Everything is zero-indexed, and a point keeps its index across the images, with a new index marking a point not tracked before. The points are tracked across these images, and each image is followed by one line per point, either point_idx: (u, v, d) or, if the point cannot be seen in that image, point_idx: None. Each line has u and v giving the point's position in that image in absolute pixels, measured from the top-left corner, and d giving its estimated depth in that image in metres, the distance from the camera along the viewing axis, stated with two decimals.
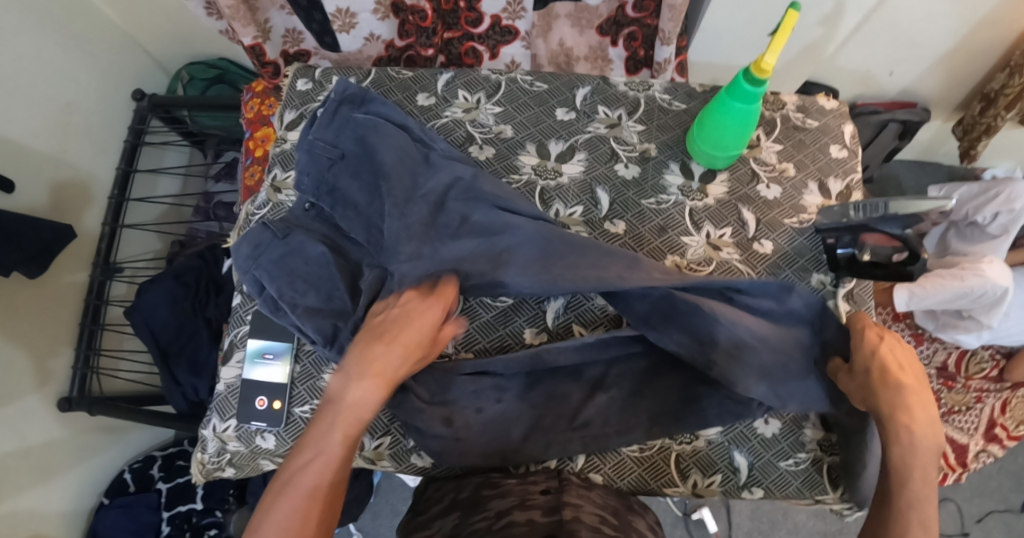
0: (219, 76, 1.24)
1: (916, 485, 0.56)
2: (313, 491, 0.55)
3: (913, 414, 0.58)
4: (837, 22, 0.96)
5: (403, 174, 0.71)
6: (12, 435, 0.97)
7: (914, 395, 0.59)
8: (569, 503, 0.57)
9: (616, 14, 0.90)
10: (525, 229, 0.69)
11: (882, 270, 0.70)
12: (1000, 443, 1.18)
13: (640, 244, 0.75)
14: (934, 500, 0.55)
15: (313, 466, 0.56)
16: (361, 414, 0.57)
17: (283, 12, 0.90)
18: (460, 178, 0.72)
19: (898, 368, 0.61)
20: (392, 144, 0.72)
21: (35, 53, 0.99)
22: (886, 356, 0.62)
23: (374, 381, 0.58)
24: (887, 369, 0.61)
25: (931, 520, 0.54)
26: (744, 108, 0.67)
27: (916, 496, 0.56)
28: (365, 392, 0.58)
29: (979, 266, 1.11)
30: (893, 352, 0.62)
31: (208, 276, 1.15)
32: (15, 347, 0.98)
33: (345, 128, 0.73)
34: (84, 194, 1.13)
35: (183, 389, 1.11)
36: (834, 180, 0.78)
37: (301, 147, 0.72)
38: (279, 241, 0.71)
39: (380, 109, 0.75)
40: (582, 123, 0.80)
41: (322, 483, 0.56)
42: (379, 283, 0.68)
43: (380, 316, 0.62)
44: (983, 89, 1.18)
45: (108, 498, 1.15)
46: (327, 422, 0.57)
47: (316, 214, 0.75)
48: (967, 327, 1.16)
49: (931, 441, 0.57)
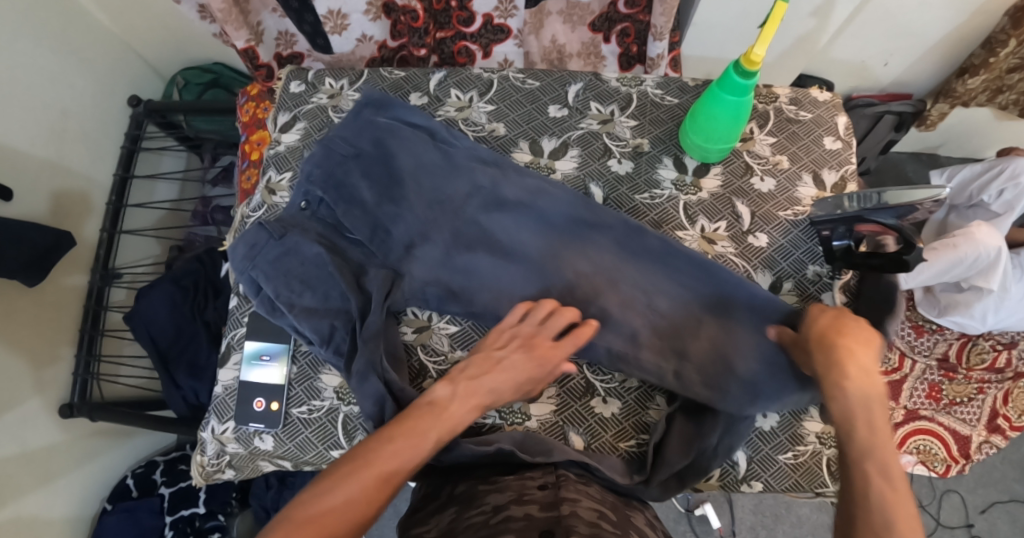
0: (213, 81, 1.25)
1: (863, 436, 0.56)
2: (385, 479, 0.57)
3: (857, 383, 0.57)
4: (830, 12, 0.96)
5: (420, 180, 0.73)
6: (13, 441, 0.97)
7: (851, 351, 0.58)
8: (566, 499, 0.57)
9: (608, 10, 0.90)
10: (532, 245, 0.73)
11: (879, 259, 0.67)
12: (1003, 433, 1.23)
13: (636, 217, 0.76)
14: (890, 448, 0.55)
15: (396, 453, 0.59)
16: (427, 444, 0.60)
17: (275, 15, 0.90)
18: (481, 186, 0.74)
19: (840, 327, 0.60)
20: (409, 149, 0.74)
21: (30, 62, 1.00)
22: (827, 320, 0.62)
23: (443, 423, 0.62)
24: (828, 330, 0.60)
25: (887, 467, 0.54)
26: (735, 100, 0.67)
27: (867, 447, 0.56)
28: (434, 433, 0.61)
29: (970, 231, 1.10)
30: (838, 316, 0.62)
31: (207, 279, 1.15)
32: (14, 353, 0.98)
33: (365, 129, 0.74)
34: (85, 202, 1.14)
35: (183, 392, 1.11)
36: (828, 172, 0.78)
37: (319, 142, 0.73)
38: (279, 238, 0.71)
39: (402, 113, 0.76)
40: (574, 119, 0.80)
41: (378, 479, 0.57)
42: (389, 283, 0.70)
43: (500, 350, 0.67)
44: (963, 66, 1.13)
45: (111, 503, 1.15)
46: (428, 420, 0.61)
47: (312, 213, 0.74)
48: (966, 301, 1.15)
49: (864, 393, 0.57)
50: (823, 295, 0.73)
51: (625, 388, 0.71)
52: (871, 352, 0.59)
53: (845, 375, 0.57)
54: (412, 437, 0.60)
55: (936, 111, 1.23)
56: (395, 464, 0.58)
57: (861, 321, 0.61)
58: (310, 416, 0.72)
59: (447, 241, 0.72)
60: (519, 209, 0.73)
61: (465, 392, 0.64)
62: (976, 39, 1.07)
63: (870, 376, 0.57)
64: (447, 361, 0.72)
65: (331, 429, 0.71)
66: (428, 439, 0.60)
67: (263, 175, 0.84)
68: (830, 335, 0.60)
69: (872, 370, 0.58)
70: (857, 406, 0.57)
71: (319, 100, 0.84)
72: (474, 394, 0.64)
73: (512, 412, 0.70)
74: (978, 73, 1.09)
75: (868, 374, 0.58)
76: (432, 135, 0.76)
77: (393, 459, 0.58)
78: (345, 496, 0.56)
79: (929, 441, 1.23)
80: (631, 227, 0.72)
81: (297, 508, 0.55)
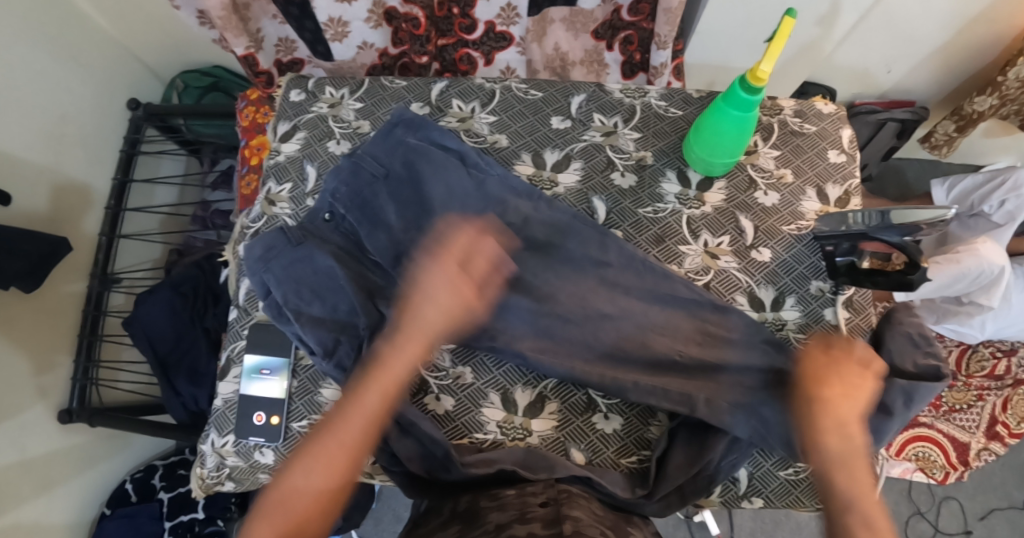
0: (214, 84, 1.24)
1: (845, 489, 0.57)
2: (336, 448, 0.58)
3: (833, 431, 0.59)
4: (834, 21, 0.94)
5: (449, 209, 0.72)
6: (13, 448, 0.97)
7: (831, 404, 0.60)
8: (569, 516, 0.56)
9: (611, 18, 0.90)
10: (534, 261, 0.71)
11: (881, 277, 0.68)
12: (1002, 441, 1.20)
13: (639, 231, 0.75)
14: (874, 504, 0.56)
15: (341, 421, 0.59)
16: (370, 403, 0.60)
17: (275, 22, 0.89)
18: (511, 223, 0.72)
19: (824, 377, 0.62)
20: (440, 177, 0.73)
21: (27, 66, 0.99)
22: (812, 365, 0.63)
23: (380, 377, 0.61)
24: (812, 379, 0.62)
25: (869, 521, 0.55)
26: (740, 115, 0.67)
27: (851, 502, 0.56)
28: (372, 391, 0.60)
29: (974, 246, 1.10)
30: (829, 364, 0.62)
31: (206, 285, 1.14)
32: (13, 361, 0.98)
33: (397, 150, 0.74)
34: (83, 205, 1.13)
35: (183, 398, 1.10)
36: (832, 186, 0.77)
37: (350, 159, 0.74)
38: (295, 245, 0.71)
39: (434, 135, 0.76)
40: (577, 131, 0.80)
41: (331, 452, 0.58)
42: None
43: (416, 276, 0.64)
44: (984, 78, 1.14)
45: (110, 509, 1.15)
46: (365, 378, 0.61)
47: (335, 226, 0.74)
48: (968, 313, 1.15)
49: (843, 449, 0.59)
50: (824, 311, 0.72)
51: (627, 404, 0.71)
52: (849, 400, 0.60)
53: (823, 424, 0.60)
54: (354, 401, 0.60)
55: (942, 130, 1.23)
56: (350, 430, 0.59)
57: (852, 369, 0.62)
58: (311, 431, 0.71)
59: None
60: (530, 227, 0.73)
61: (399, 336, 0.62)
62: (996, 56, 1.10)
63: (849, 427, 0.60)
64: (449, 377, 0.72)
65: None
66: (368, 398, 0.60)
67: (262, 185, 0.83)
68: (815, 384, 0.62)
69: (850, 421, 0.60)
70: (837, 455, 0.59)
71: (318, 110, 0.84)
72: (416, 339, 0.62)
73: (513, 427, 0.70)
74: (987, 93, 1.10)
75: (847, 425, 0.60)
76: (463, 159, 0.75)
77: (349, 428, 0.59)
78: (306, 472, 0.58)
79: (927, 447, 1.22)
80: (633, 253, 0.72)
81: (271, 488, 0.58)
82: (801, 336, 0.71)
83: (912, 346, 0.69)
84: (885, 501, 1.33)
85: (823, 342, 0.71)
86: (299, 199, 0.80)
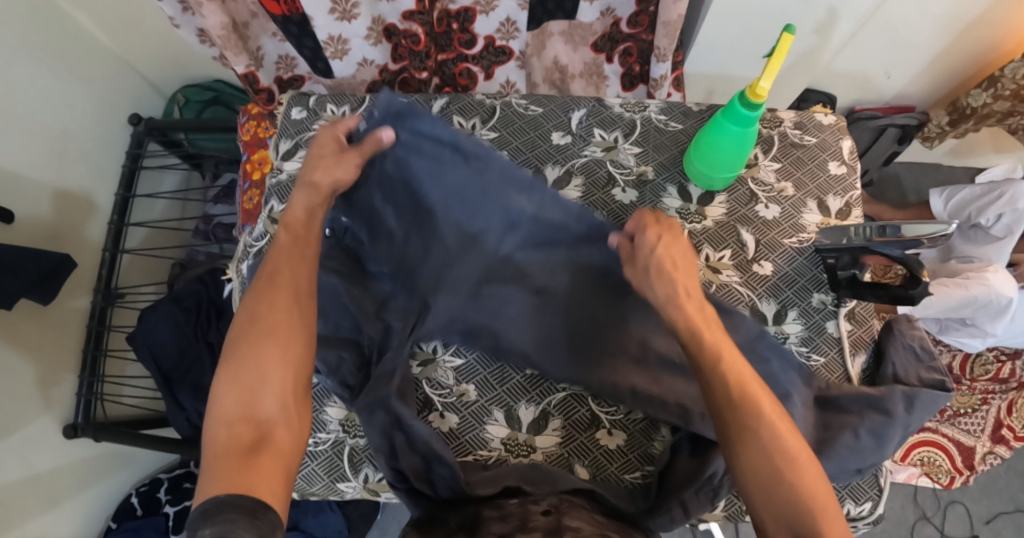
0: (215, 98, 1.24)
1: (743, 378, 0.57)
2: (272, 285, 0.61)
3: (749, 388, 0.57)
4: (832, 30, 0.92)
5: (450, 226, 0.74)
6: (19, 463, 0.97)
7: (688, 295, 0.62)
8: (569, 526, 0.55)
9: (610, 31, 0.90)
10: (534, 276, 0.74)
11: (882, 292, 0.68)
12: (1007, 444, 1.20)
13: None
14: (758, 381, 0.58)
15: (269, 264, 0.63)
16: (287, 242, 0.64)
17: (275, 39, 0.89)
18: (512, 239, 0.74)
19: (674, 263, 0.63)
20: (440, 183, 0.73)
21: (29, 82, 0.99)
22: (662, 253, 0.64)
23: (292, 220, 0.65)
24: (664, 266, 0.63)
25: (760, 400, 0.56)
26: (739, 130, 0.67)
27: (748, 391, 0.56)
28: (288, 234, 0.65)
29: (984, 275, 1.11)
30: (669, 250, 0.64)
31: (209, 300, 1.15)
32: (19, 378, 0.98)
33: None
34: (86, 218, 1.13)
35: (187, 413, 1.10)
36: (833, 198, 0.77)
37: None
38: None
39: (421, 126, 0.71)
40: (577, 146, 0.80)
41: (268, 290, 0.60)
42: (415, 318, 0.71)
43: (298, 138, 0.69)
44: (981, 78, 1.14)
45: (116, 523, 1.15)
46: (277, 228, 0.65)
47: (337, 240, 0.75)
48: (970, 332, 1.16)
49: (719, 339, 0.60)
50: (826, 324, 0.72)
51: (630, 419, 0.71)
52: (692, 275, 0.64)
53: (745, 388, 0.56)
54: (274, 248, 0.64)
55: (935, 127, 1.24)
56: (292, 275, 0.62)
57: (683, 251, 0.64)
58: (315, 449, 0.72)
59: (446, 269, 0.73)
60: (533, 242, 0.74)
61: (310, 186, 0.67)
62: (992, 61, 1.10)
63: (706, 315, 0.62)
64: (453, 395, 0.72)
65: (338, 462, 0.71)
66: (285, 239, 0.64)
67: (265, 204, 0.83)
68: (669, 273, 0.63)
69: (697, 292, 0.63)
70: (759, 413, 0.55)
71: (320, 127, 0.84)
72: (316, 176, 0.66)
73: (517, 444, 0.70)
74: (982, 89, 1.11)
75: (706, 313, 0.62)
76: (457, 150, 0.72)
77: (289, 274, 0.62)
78: (255, 323, 0.59)
79: (933, 452, 1.21)
80: None
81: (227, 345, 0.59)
82: (804, 349, 0.72)
83: (913, 357, 0.70)
84: (890, 506, 1.33)
85: (826, 355, 0.72)
86: None
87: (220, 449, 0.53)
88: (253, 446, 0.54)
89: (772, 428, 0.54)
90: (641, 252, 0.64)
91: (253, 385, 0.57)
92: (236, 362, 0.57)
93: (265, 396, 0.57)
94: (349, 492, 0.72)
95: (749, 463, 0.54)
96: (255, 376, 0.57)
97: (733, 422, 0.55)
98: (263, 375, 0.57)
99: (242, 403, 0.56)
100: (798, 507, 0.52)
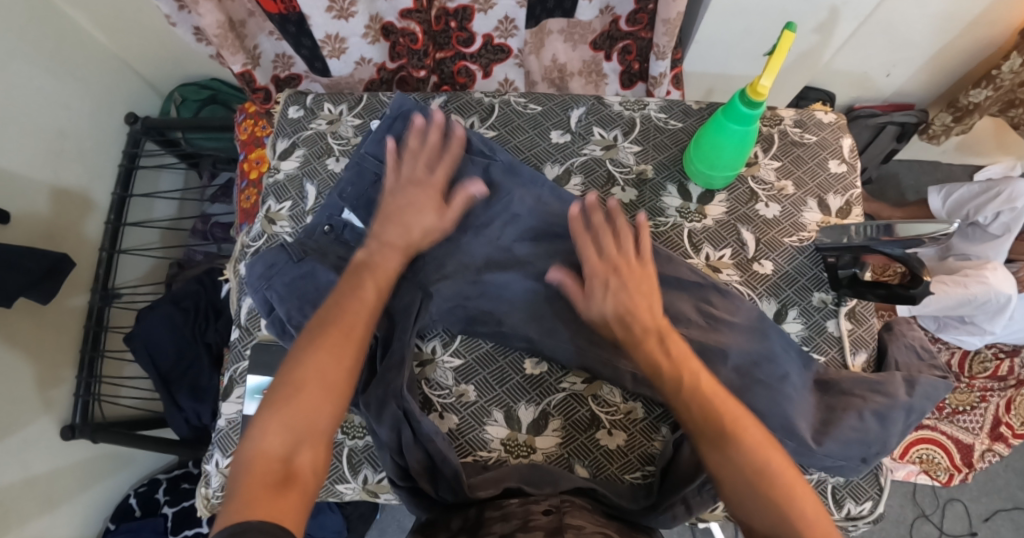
0: (211, 97, 1.24)
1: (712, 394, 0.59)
2: (346, 332, 0.60)
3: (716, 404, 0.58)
4: (833, 29, 0.92)
5: None
6: (18, 465, 0.97)
7: (648, 336, 0.63)
8: (571, 524, 0.55)
9: (610, 29, 0.90)
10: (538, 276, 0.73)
11: (883, 290, 0.68)
12: (1006, 442, 1.20)
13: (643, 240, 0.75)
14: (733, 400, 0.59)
15: (346, 307, 0.62)
16: (368, 296, 0.63)
17: (272, 38, 0.89)
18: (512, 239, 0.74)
19: (628, 305, 0.64)
20: None
21: (26, 82, 0.98)
22: (614, 298, 0.64)
23: (376, 274, 0.65)
24: (622, 314, 0.64)
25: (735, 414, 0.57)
26: (740, 129, 0.67)
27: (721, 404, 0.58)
28: (371, 285, 0.64)
29: (982, 273, 1.10)
30: (625, 290, 0.64)
31: (207, 301, 1.15)
32: (17, 379, 0.97)
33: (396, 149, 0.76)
34: (83, 218, 1.13)
35: (185, 414, 1.10)
36: (833, 196, 0.77)
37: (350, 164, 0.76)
38: (296, 262, 0.71)
39: None
40: (576, 145, 0.79)
41: (341, 336, 0.60)
42: (420, 306, 0.70)
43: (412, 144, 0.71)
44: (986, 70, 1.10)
45: (115, 523, 1.15)
46: (359, 277, 0.65)
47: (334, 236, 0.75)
48: (969, 329, 1.16)
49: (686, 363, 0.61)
50: (827, 322, 0.72)
51: (631, 419, 0.71)
52: (654, 308, 0.64)
53: (711, 403, 0.58)
54: (353, 291, 0.63)
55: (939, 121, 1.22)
56: (355, 325, 0.61)
57: (635, 274, 0.65)
58: None
59: (446, 267, 0.72)
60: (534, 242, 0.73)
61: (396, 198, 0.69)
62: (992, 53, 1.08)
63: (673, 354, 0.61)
64: (452, 395, 0.71)
65: (336, 463, 0.71)
66: (366, 289, 0.64)
67: (262, 203, 0.83)
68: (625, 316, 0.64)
69: (653, 323, 0.63)
70: (728, 428, 0.56)
71: (318, 126, 0.83)
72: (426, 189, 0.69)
73: (517, 444, 0.70)
74: (981, 86, 1.08)
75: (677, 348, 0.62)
76: (465, 148, 0.75)
77: (353, 322, 0.61)
78: (313, 365, 0.58)
79: (931, 450, 1.21)
80: None
81: (277, 381, 0.57)
82: (804, 348, 0.72)
83: (913, 356, 0.71)
84: (890, 504, 1.33)
85: (827, 354, 0.71)
86: (299, 217, 0.80)
87: (248, 486, 0.50)
88: (280, 487, 0.51)
89: (742, 442, 0.55)
90: (593, 299, 0.66)
91: (299, 426, 0.55)
92: (291, 399, 0.56)
93: (306, 440, 0.55)
94: (349, 493, 0.72)
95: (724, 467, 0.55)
96: (303, 418, 0.55)
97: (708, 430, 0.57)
98: (311, 421, 0.55)
99: (285, 441, 0.54)
100: (784, 519, 0.51)
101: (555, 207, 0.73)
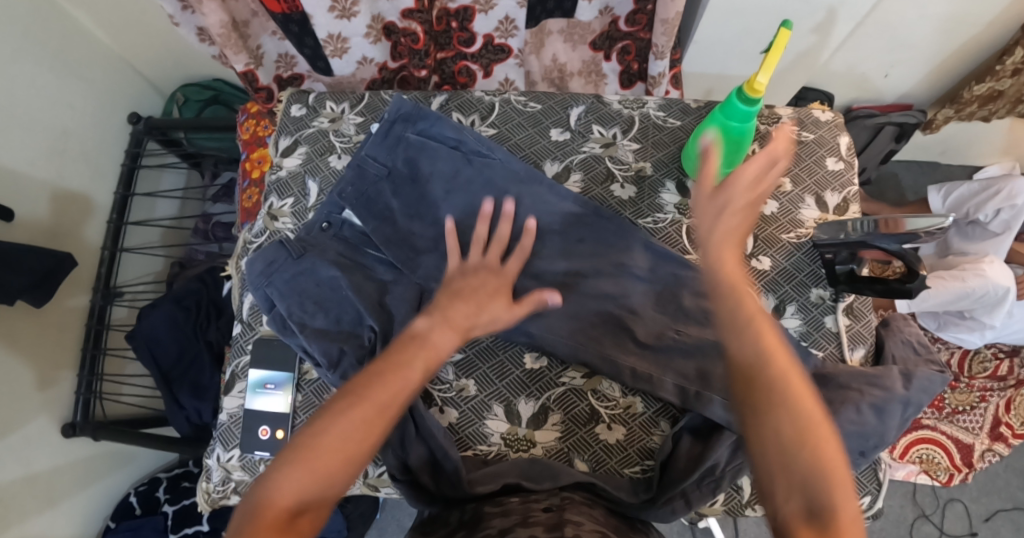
0: (213, 97, 1.24)
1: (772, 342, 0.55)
2: (383, 407, 0.57)
3: (774, 358, 0.54)
4: (830, 30, 0.92)
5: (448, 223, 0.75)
6: (18, 462, 0.97)
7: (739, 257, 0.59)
8: (570, 520, 0.55)
9: (609, 29, 0.91)
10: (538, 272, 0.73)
11: (881, 286, 0.68)
12: (1005, 441, 1.21)
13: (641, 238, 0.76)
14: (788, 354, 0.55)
15: (389, 381, 0.58)
16: (414, 374, 0.60)
17: (275, 38, 0.90)
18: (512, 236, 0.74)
19: (742, 224, 0.60)
20: (441, 170, 0.75)
21: (28, 81, 0.99)
22: (734, 207, 0.60)
23: (425, 354, 0.61)
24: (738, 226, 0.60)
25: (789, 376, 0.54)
26: (739, 127, 0.67)
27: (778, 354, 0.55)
28: (420, 361, 0.61)
29: (980, 266, 1.11)
30: (744, 210, 0.61)
31: (208, 300, 1.15)
32: (18, 376, 0.98)
33: (397, 147, 0.76)
34: (84, 216, 1.13)
35: (186, 412, 1.11)
36: (831, 194, 0.78)
37: (352, 163, 0.76)
38: (296, 259, 0.72)
39: (431, 128, 0.76)
40: (576, 143, 0.80)
41: (378, 411, 0.56)
42: (421, 301, 0.72)
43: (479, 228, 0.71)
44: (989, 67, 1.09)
45: (115, 522, 1.15)
46: (408, 353, 0.61)
47: (334, 233, 0.76)
48: (969, 326, 1.16)
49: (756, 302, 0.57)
50: (825, 318, 0.73)
51: (630, 413, 0.71)
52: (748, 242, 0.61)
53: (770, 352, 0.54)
54: (400, 365, 0.60)
55: (941, 115, 1.21)
56: (391, 399, 0.57)
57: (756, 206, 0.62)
58: None
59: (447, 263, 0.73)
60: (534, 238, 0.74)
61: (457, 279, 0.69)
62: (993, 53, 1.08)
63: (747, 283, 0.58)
64: (452, 389, 0.72)
65: None
66: (415, 366, 0.60)
67: (264, 200, 0.84)
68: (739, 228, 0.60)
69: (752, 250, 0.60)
70: (772, 384, 0.53)
71: (320, 124, 0.84)
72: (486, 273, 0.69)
73: (517, 439, 0.70)
74: (985, 80, 1.08)
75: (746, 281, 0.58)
76: (463, 148, 0.76)
77: (391, 397, 0.58)
78: (340, 431, 0.55)
79: (932, 450, 1.21)
80: (627, 267, 0.72)
81: (301, 436, 0.55)
82: (803, 343, 0.72)
83: (911, 351, 0.71)
84: (889, 504, 1.33)
85: (825, 349, 0.72)
86: (301, 214, 0.81)
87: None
88: None
89: (786, 403, 0.52)
90: (717, 202, 0.61)
91: (312, 488, 0.53)
92: (308, 461, 0.53)
93: (315, 505, 0.52)
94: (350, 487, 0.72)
95: (772, 428, 0.52)
96: (318, 481, 0.53)
97: (758, 380, 0.54)
98: (324, 488, 0.53)
99: (294, 500, 0.52)
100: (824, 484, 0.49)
101: (554, 204, 0.74)
